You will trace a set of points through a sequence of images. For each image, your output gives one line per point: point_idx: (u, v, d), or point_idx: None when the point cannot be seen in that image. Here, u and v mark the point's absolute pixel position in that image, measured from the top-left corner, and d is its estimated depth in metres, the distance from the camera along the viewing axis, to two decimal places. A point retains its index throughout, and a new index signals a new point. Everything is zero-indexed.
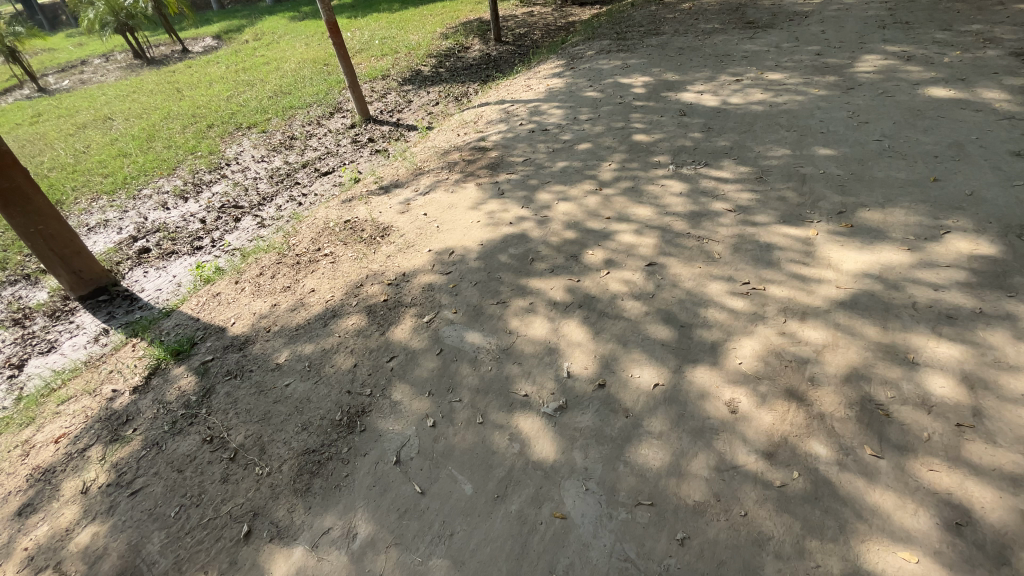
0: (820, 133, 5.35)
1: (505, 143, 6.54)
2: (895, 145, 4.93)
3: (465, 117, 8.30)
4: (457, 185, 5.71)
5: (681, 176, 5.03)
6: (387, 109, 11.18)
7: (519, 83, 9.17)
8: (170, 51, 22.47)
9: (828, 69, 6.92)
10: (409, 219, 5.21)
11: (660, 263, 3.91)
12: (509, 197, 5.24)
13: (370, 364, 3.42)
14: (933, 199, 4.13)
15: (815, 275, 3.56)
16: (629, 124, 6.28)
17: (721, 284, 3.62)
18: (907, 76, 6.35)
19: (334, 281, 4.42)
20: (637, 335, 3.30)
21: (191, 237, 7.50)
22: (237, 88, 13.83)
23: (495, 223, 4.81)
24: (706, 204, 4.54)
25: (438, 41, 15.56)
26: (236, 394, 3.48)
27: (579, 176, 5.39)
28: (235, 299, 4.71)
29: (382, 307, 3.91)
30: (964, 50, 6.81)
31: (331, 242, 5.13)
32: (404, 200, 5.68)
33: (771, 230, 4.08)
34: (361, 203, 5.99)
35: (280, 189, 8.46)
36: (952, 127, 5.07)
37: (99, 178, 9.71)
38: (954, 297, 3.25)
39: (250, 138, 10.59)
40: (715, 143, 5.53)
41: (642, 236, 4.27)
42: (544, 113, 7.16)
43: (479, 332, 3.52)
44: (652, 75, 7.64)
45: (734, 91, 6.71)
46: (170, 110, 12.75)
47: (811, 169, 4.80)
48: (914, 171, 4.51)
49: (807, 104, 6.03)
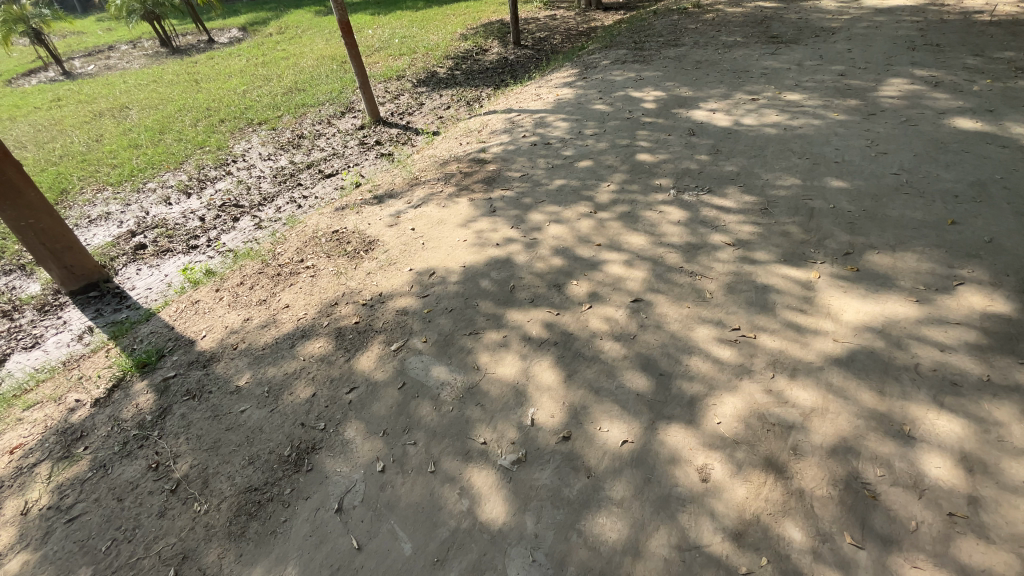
0: (833, 163, 5.03)
1: (505, 155, 6.34)
2: (913, 180, 4.59)
3: (471, 124, 8.13)
4: (450, 199, 5.52)
5: (681, 203, 4.77)
6: (398, 111, 11.07)
7: (530, 91, 8.97)
8: (195, 41, 22.80)
9: (850, 92, 6.56)
10: (396, 233, 5.03)
11: (646, 300, 3.68)
12: (500, 215, 5.03)
13: (328, 395, 3.25)
14: (949, 245, 3.80)
15: (811, 324, 3.29)
16: (634, 142, 6.03)
17: (707, 329, 3.36)
18: (933, 103, 5.99)
19: (310, 298, 4.26)
20: (611, 381, 3.08)
21: (188, 236, 7.48)
22: (253, 82, 13.87)
23: (481, 244, 4.61)
24: (703, 236, 4.27)
25: (457, 42, 15.43)
26: (190, 418, 3.37)
27: (575, 196, 5.16)
28: (211, 309, 4.60)
29: (351, 331, 3.74)
30: (997, 78, 6.41)
31: (315, 253, 4.98)
32: (395, 212, 5.51)
33: (770, 269, 3.80)
34: (352, 212, 5.84)
35: (281, 190, 8.38)
36: (976, 163, 4.72)
37: (108, 168, 9.79)
38: (962, 360, 2.96)
39: (259, 134, 10.59)
40: (721, 167, 5.25)
41: (632, 267, 4.02)
42: (549, 126, 6.94)
43: (446, 365, 3.32)
44: (664, 90, 7.36)
45: (748, 111, 6.39)
46: (185, 102, 12.85)
47: (820, 202, 4.49)
48: (931, 211, 4.18)
49: (823, 129, 5.71)
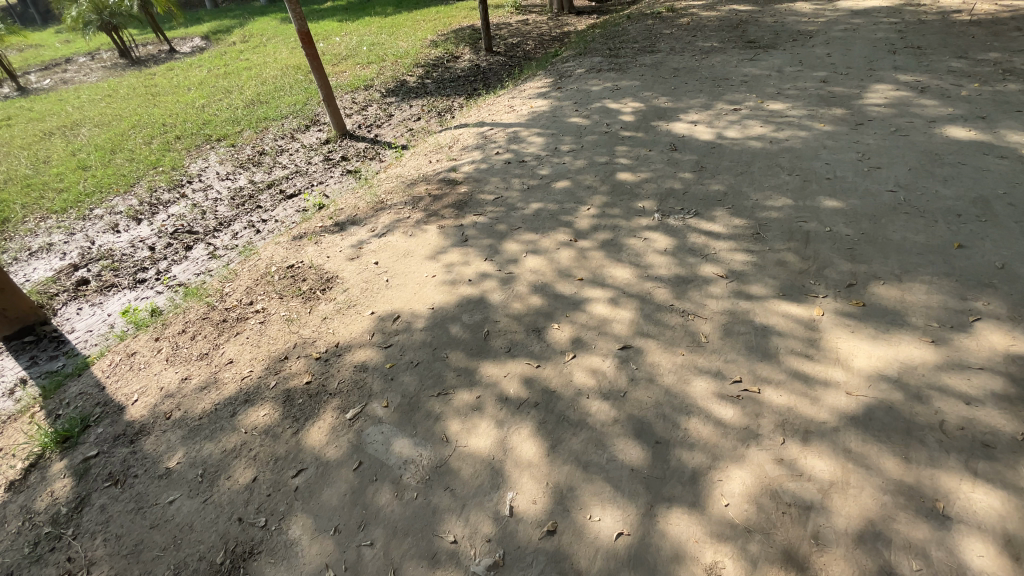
0: (825, 179, 4.73)
1: (477, 175, 5.91)
2: (912, 198, 4.31)
3: (441, 139, 7.68)
4: (417, 227, 5.06)
5: (667, 229, 4.41)
6: (366, 123, 10.57)
7: (503, 101, 8.57)
8: (156, 51, 21.84)
9: (834, 100, 6.31)
10: (357, 268, 4.56)
11: (635, 346, 3.27)
12: (472, 245, 4.59)
13: (271, 480, 2.79)
14: (959, 273, 3.51)
15: (820, 374, 2.93)
16: (614, 159, 5.67)
17: (706, 382, 2.98)
18: (921, 111, 5.76)
19: (257, 351, 3.78)
20: (600, 454, 2.67)
21: (136, 267, 6.88)
22: (213, 95, 13.20)
23: (452, 280, 4.15)
24: (693, 268, 3.90)
25: (427, 48, 14.96)
26: (112, 511, 2.88)
27: (553, 222, 4.76)
28: (147, 365, 4.08)
29: (301, 394, 3.27)
30: (983, 82, 6.23)
31: (266, 294, 4.48)
32: (357, 242, 5.03)
33: (768, 306, 3.44)
34: (310, 242, 5.33)
35: (239, 213, 7.81)
36: (975, 177, 4.47)
37: (52, 193, 9.05)
38: (990, 415, 2.63)
39: (218, 152, 9.97)
40: (707, 186, 4.91)
41: (618, 306, 3.62)
42: (523, 141, 6.53)
43: (410, 437, 2.87)
44: (643, 100, 7.03)
45: (731, 122, 6.09)
46: (140, 118, 12.14)
47: (816, 224, 4.17)
48: (936, 234, 3.90)
49: (811, 141, 5.42)
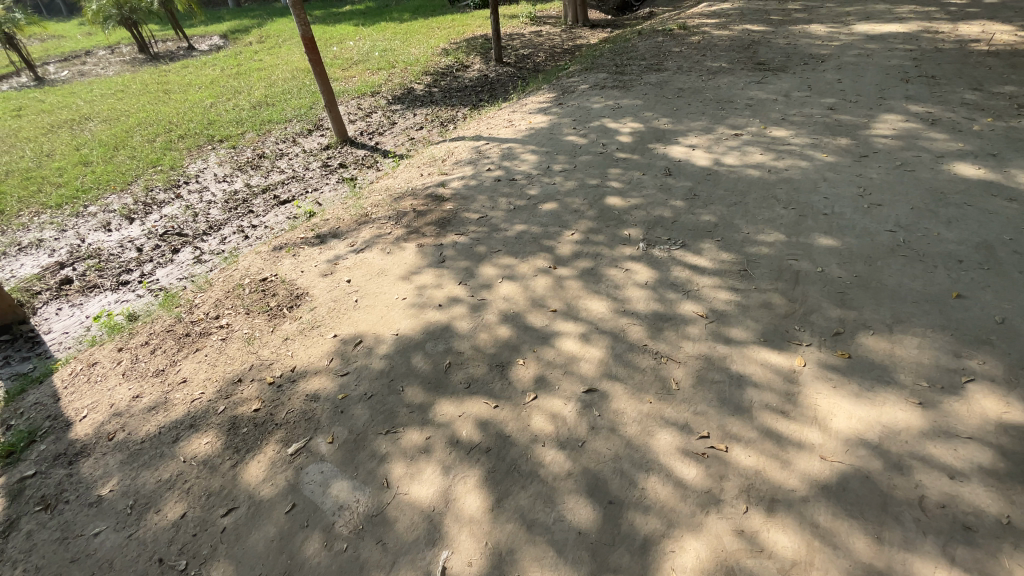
0: (822, 215, 4.51)
1: (465, 192, 5.77)
2: (912, 240, 4.08)
3: (437, 151, 7.57)
4: (396, 244, 4.91)
5: (650, 260, 4.21)
6: (368, 130, 10.51)
7: (503, 115, 8.45)
8: (174, 47, 22.12)
9: (840, 129, 6.08)
10: (328, 285, 4.41)
11: (601, 388, 3.06)
12: (448, 267, 4.43)
13: (199, 518, 2.64)
14: (954, 326, 3.29)
15: (795, 434, 2.71)
16: (605, 182, 5.50)
17: (670, 436, 2.77)
18: (930, 145, 5.52)
19: (212, 371, 3.66)
20: (547, 512, 2.47)
21: (121, 269, 6.83)
22: (221, 95, 13.26)
23: (421, 303, 3.97)
24: (672, 305, 3.70)
25: (438, 56, 14.94)
26: (35, 539, 2.74)
27: (534, 246, 4.59)
28: (104, 378, 3.98)
29: (247, 423, 3.13)
30: (997, 116, 5.97)
31: (233, 309, 4.37)
32: (333, 257, 4.88)
33: (748, 353, 3.22)
34: (287, 254, 5.21)
35: (230, 217, 7.75)
36: (981, 219, 4.23)
37: (50, 188, 9.07)
38: (976, 493, 2.40)
39: (218, 153, 9.97)
40: (698, 216, 4.71)
41: (588, 342, 3.42)
42: (517, 158, 6.39)
43: (349, 480, 2.71)
44: (643, 121, 6.86)
45: (730, 148, 5.88)
46: (147, 116, 12.21)
47: (806, 264, 3.96)
48: (934, 281, 3.67)
49: (811, 172, 5.20)
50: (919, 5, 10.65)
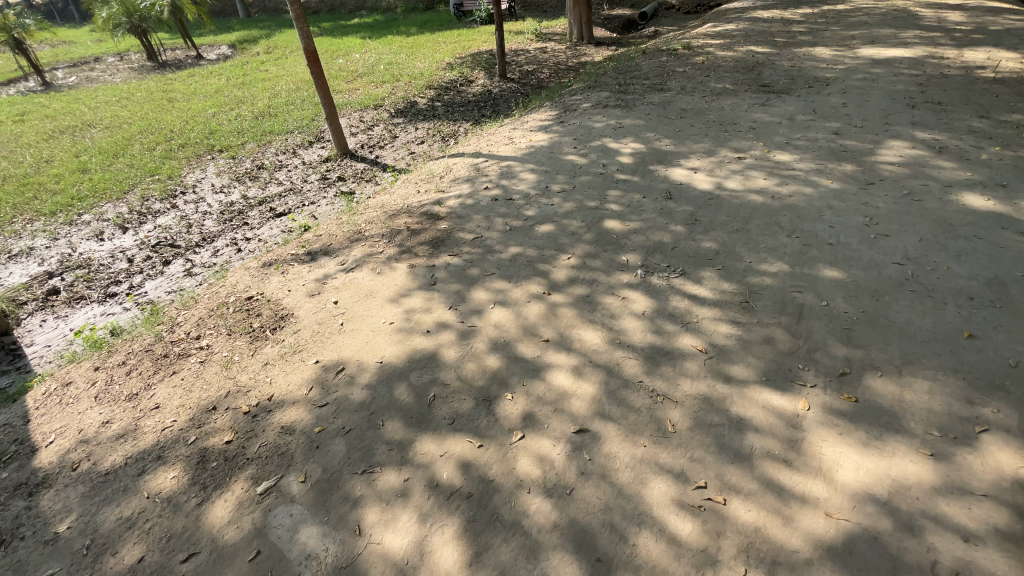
0: (827, 245, 4.35)
1: (461, 211, 5.63)
2: (920, 274, 3.92)
3: (435, 167, 7.46)
4: (387, 263, 4.76)
5: (647, 289, 4.06)
6: (369, 143, 10.45)
7: (504, 132, 8.37)
8: (183, 56, 22.28)
9: (845, 155, 5.96)
10: (314, 306, 4.26)
11: (593, 429, 2.89)
12: (438, 290, 4.27)
13: (157, 563, 2.50)
14: (967, 369, 3.12)
15: (798, 486, 2.53)
16: (604, 204, 5.36)
17: (664, 485, 2.58)
18: (937, 173, 5.38)
19: (186, 397, 3.52)
20: (529, 569, 2.29)
21: (110, 280, 6.70)
22: (225, 104, 13.26)
23: (408, 329, 3.80)
24: (670, 338, 3.53)
25: (442, 71, 14.96)
26: None
27: (529, 270, 4.44)
28: (76, 399, 3.83)
29: (216, 457, 3.00)
30: (1006, 145, 5.85)
31: (214, 330, 4.23)
32: (322, 275, 4.73)
33: (749, 394, 3.04)
34: (276, 271, 5.06)
35: (224, 229, 7.63)
36: (993, 253, 4.08)
37: (46, 195, 8.99)
38: (993, 560, 2.22)
39: (217, 163, 9.89)
40: (699, 243, 4.57)
41: (581, 377, 3.24)
42: (515, 177, 6.27)
43: (319, 525, 2.54)
44: (644, 141, 6.75)
45: (732, 172, 5.76)
46: (149, 123, 12.18)
47: (811, 296, 3.80)
48: (945, 319, 3.50)
49: (816, 199, 5.05)
50: (925, 29, 10.62)
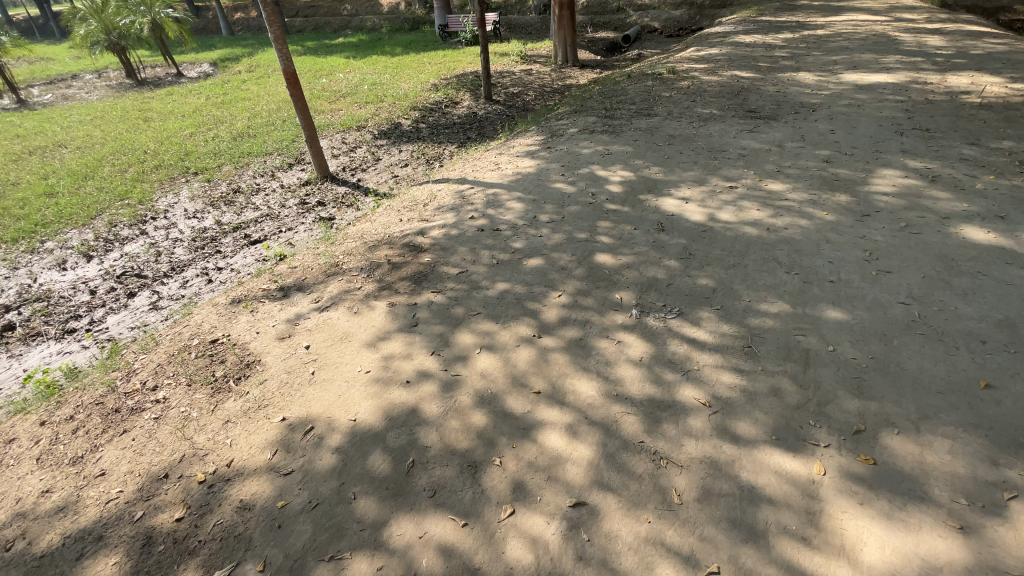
0: (828, 282, 4.17)
1: (445, 242, 5.35)
2: (927, 315, 3.75)
3: (419, 193, 7.20)
4: (365, 301, 4.41)
5: (644, 332, 3.81)
6: (351, 166, 10.17)
7: (490, 157, 8.17)
8: (163, 74, 21.87)
9: (838, 184, 5.85)
10: (283, 351, 3.92)
11: (590, 502, 2.60)
12: (420, 331, 3.95)
13: None
14: (987, 424, 2.91)
15: (820, 571, 2.27)
16: (595, 237, 5.14)
17: (672, 571, 2.30)
18: (933, 203, 5.28)
19: (136, 462, 3.17)
20: None
21: (70, 314, 6.26)
22: (202, 125, 12.89)
23: (386, 378, 3.48)
24: (671, 389, 3.27)
25: (428, 91, 14.84)
26: None
27: (517, 308, 4.16)
28: (13, 462, 3.42)
29: (164, 539, 2.67)
30: (998, 174, 5.80)
31: (173, 379, 3.87)
32: (294, 315, 4.39)
33: (758, 457, 2.79)
34: (244, 310, 4.70)
35: (195, 258, 7.24)
36: (999, 292, 3.92)
37: (7, 220, 8.50)
38: None
39: (192, 186, 9.52)
40: (695, 280, 4.35)
41: (576, 437, 2.95)
42: (502, 206, 6.03)
43: None
44: (634, 169, 6.59)
45: (725, 203, 5.59)
46: (123, 144, 11.76)
47: (816, 340, 3.59)
48: (958, 366, 3.31)
49: (812, 231, 4.90)
50: (906, 55, 10.78)
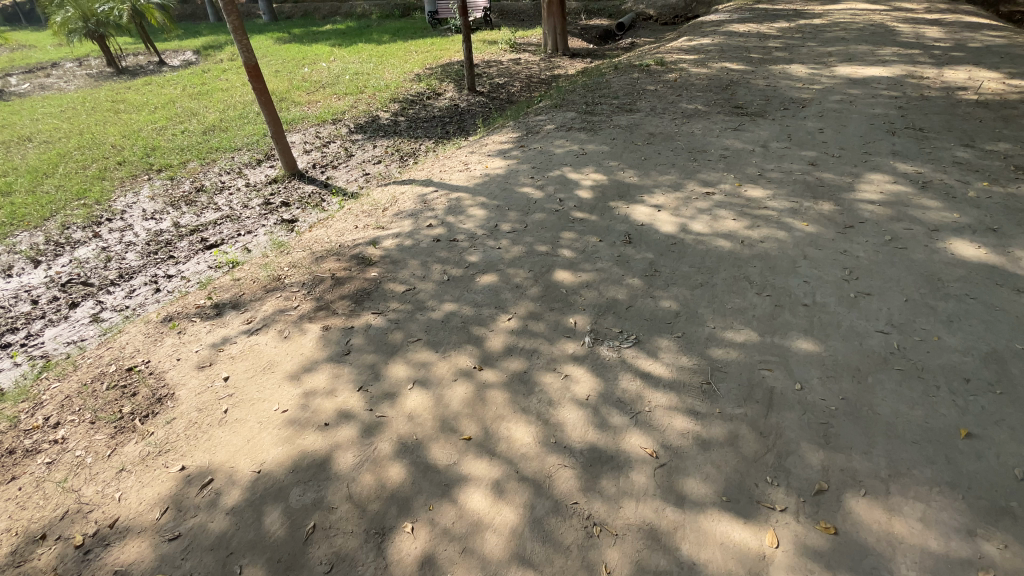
0: (801, 306, 3.80)
1: (396, 254, 4.97)
2: (906, 347, 3.39)
3: (382, 195, 6.80)
4: (297, 323, 4.04)
5: (595, 364, 3.44)
6: (321, 162, 9.74)
7: (461, 156, 7.77)
8: (145, 62, 21.24)
9: (822, 190, 5.46)
10: (198, 384, 3.57)
11: None
12: (350, 361, 3.59)
13: None
14: (966, 485, 2.57)
15: None
16: (556, 249, 4.77)
17: None
18: (921, 213, 4.90)
19: (14, 518, 2.83)
20: None
21: (6, 327, 5.90)
22: (174, 118, 12.42)
23: (303, 420, 3.13)
24: (617, 436, 2.92)
25: (410, 82, 14.34)
26: None
27: (461, 334, 3.80)
28: None
29: None
30: (993, 179, 5.42)
31: (77, 415, 3.53)
32: (220, 339, 4.03)
33: (704, 524, 2.46)
34: (171, 331, 4.33)
35: (146, 264, 6.86)
36: (987, 320, 3.56)
37: None
38: None
39: (153, 185, 9.10)
40: (658, 302, 3.99)
41: (501, 497, 2.61)
42: (463, 213, 5.65)
43: None
44: (607, 172, 6.18)
45: (699, 211, 5.20)
46: (89, 138, 11.32)
47: (782, 377, 3.23)
48: (938, 410, 2.96)
49: (790, 246, 4.52)
50: (903, 46, 10.30)
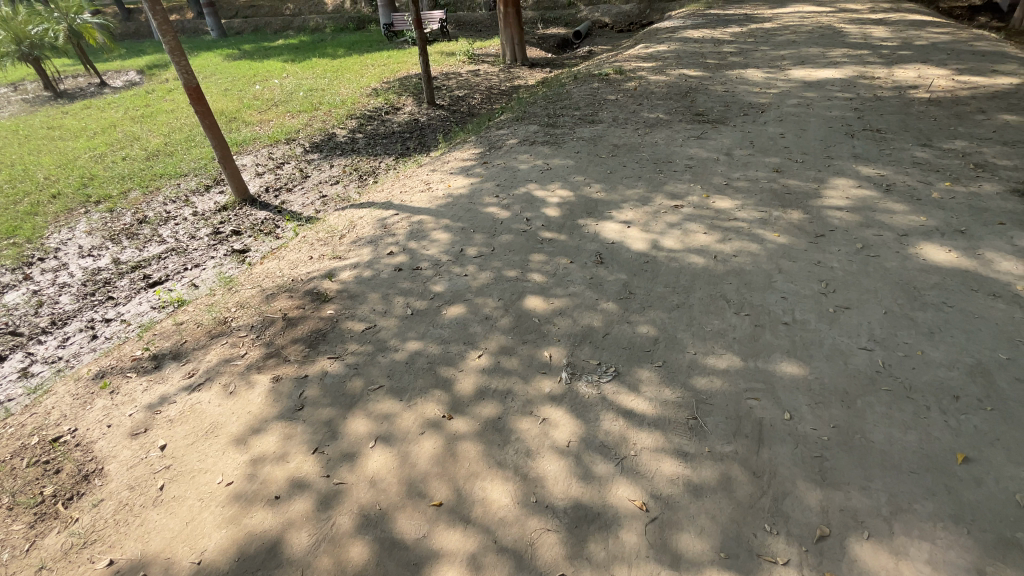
0: (782, 325, 3.66)
1: (354, 288, 4.62)
2: (892, 364, 3.27)
3: (340, 220, 6.43)
4: (245, 375, 3.66)
5: (574, 404, 3.20)
6: (275, 185, 9.27)
7: (422, 174, 7.47)
8: (85, 84, 20.08)
9: (790, 198, 5.40)
10: (131, 456, 3.15)
11: None
12: (305, 416, 3.24)
13: None
14: (970, 517, 2.43)
15: None
16: (525, 274, 4.52)
17: None
18: (889, 218, 4.87)
19: None
20: None
21: None
22: (114, 143, 11.70)
23: (252, 493, 2.77)
24: (602, 488, 2.68)
25: (367, 97, 13.95)
26: None
27: (427, 377, 3.50)
28: None
29: None
30: (953, 179, 5.47)
31: None
32: (158, 399, 3.61)
33: None
34: (102, 392, 3.87)
35: (82, 307, 6.29)
36: (968, 330, 3.48)
37: None
38: None
39: (91, 218, 8.45)
40: (635, 327, 3.78)
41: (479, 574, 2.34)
42: (426, 238, 5.35)
43: None
44: (573, 187, 6.00)
45: (670, 225, 5.06)
46: (20, 170, 10.51)
47: (770, 407, 3.06)
48: (931, 434, 2.82)
49: (764, 259, 4.41)
50: (853, 47, 10.56)
